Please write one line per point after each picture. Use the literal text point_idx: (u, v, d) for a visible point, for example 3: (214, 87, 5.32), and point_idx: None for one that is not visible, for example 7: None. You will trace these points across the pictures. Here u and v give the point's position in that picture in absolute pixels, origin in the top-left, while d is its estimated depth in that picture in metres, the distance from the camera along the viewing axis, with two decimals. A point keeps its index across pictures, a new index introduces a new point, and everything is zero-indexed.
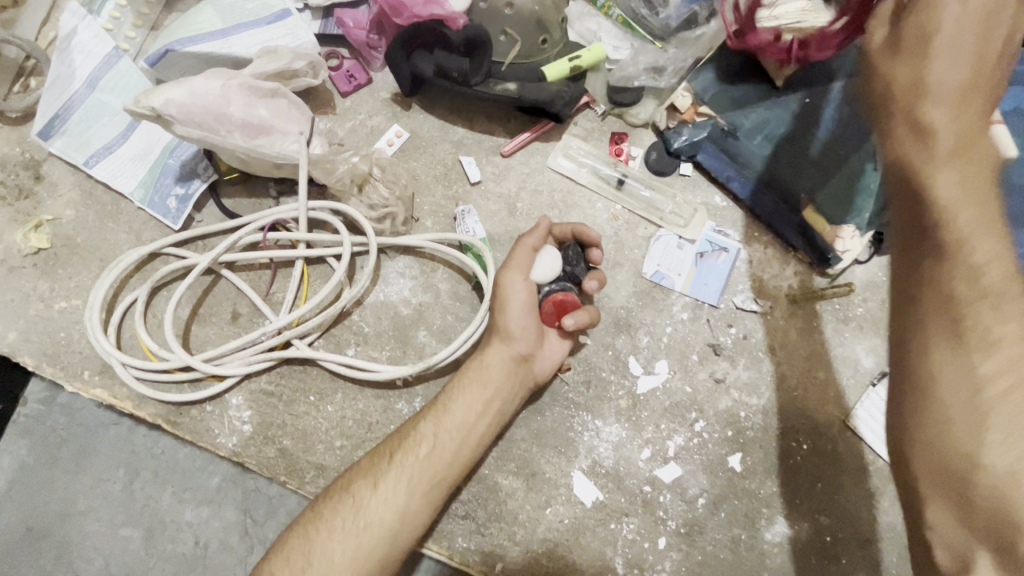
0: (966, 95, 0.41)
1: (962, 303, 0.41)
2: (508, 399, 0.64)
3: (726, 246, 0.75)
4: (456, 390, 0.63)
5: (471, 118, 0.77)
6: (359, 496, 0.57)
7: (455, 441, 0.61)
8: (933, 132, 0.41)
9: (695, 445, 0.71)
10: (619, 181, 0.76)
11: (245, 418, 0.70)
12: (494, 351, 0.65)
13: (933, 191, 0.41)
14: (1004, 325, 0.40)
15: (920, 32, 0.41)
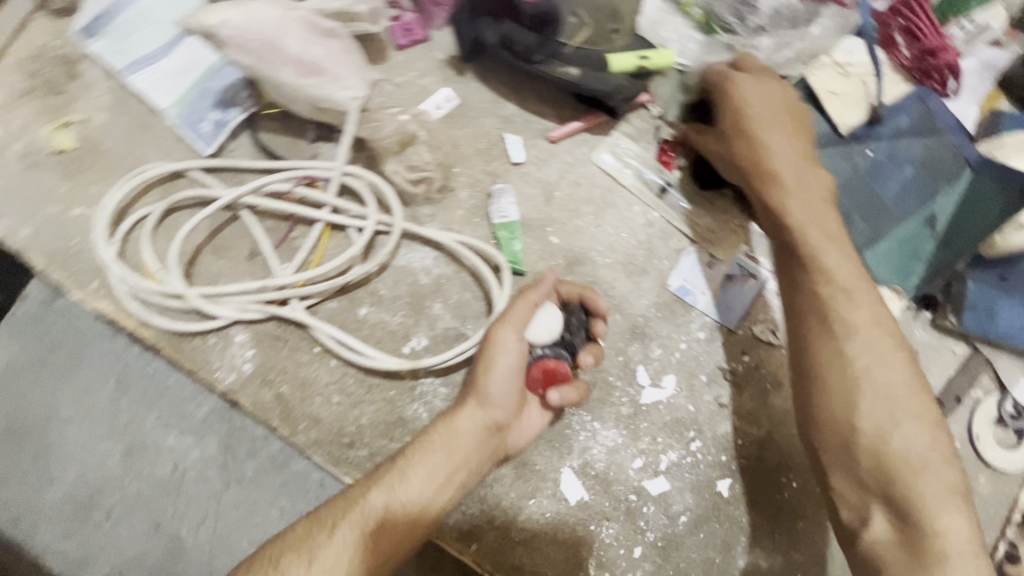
0: (791, 150, 0.64)
1: (827, 303, 0.58)
2: (477, 464, 0.62)
3: (756, 273, 0.74)
4: (413, 461, 0.61)
5: (524, 96, 0.75)
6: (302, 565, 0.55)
7: (409, 514, 0.59)
8: (776, 178, 0.63)
9: (688, 463, 0.71)
10: (661, 189, 0.75)
11: (247, 357, 0.69)
12: (469, 410, 0.62)
13: (786, 218, 0.62)
14: (856, 315, 0.58)
15: (742, 119, 0.65)
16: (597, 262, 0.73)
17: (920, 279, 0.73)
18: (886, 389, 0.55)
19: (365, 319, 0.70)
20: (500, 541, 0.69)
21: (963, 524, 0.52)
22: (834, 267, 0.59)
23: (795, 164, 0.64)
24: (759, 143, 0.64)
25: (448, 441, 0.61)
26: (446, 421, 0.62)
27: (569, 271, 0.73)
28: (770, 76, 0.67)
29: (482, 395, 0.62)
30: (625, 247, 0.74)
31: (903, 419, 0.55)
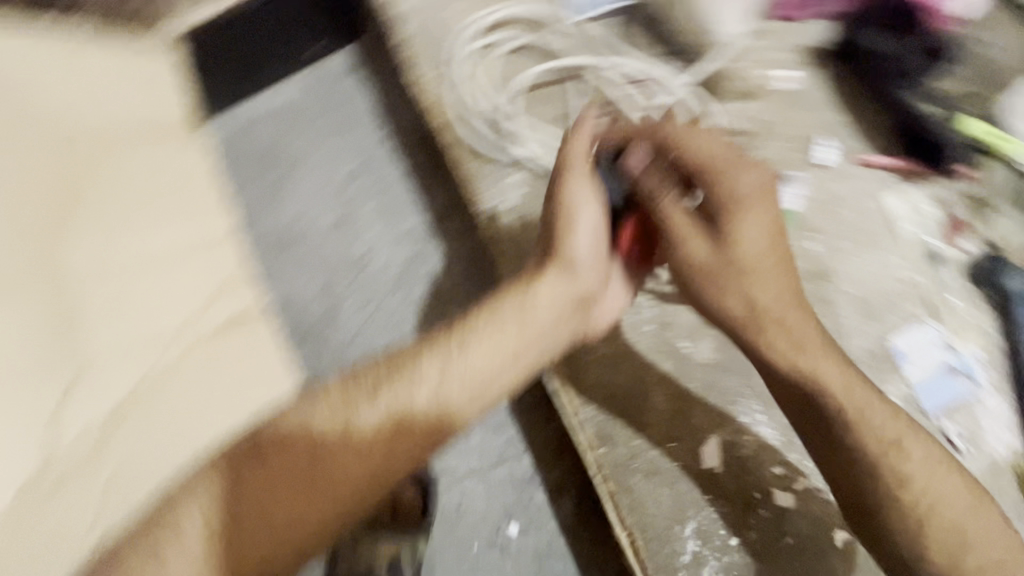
0: (766, 254, 0.57)
1: (913, 488, 0.55)
2: (534, 355, 0.60)
3: (977, 379, 0.73)
4: (421, 379, 0.57)
5: (857, 112, 0.77)
6: (305, 466, 0.54)
7: (418, 426, 0.56)
8: (812, 371, 0.57)
9: (819, 499, 0.72)
10: (931, 258, 0.75)
11: (512, 195, 0.75)
12: (550, 285, 0.59)
13: (767, 349, 0.57)
14: (937, 488, 0.56)
15: (733, 263, 0.56)
16: (836, 287, 0.75)
17: None
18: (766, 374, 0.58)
19: None
20: (627, 459, 0.73)
21: None
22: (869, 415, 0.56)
23: (773, 287, 0.57)
24: (738, 291, 0.57)
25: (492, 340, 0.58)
26: (459, 350, 0.58)
27: (809, 280, 0.75)
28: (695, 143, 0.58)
29: (539, 257, 0.62)
30: (869, 288, 0.75)
31: (939, 480, 0.56)
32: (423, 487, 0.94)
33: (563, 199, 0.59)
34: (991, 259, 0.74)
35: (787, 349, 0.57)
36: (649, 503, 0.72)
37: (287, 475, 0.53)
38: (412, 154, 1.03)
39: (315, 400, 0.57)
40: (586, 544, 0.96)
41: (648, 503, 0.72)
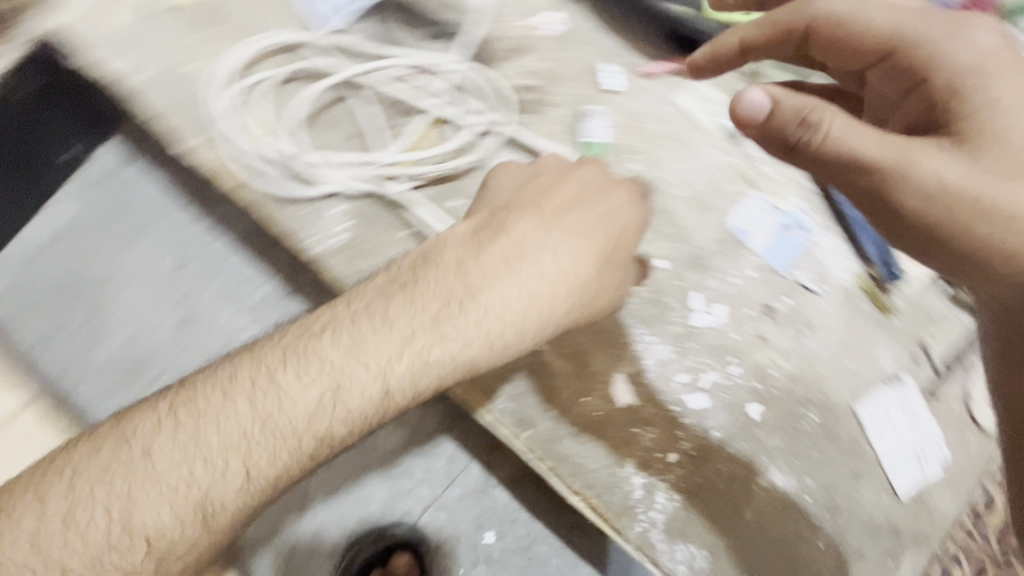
0: (432, 320, 0.62)
1: (529, 221, 0.65)
2: (536, 272, 0.63)
3: (808, 227, 0.82)
4: (534, 217, 0.66)
5: (625, 34, 0.80)
6: (291, 353, 0.62)
7: (454, 299, 0.63)
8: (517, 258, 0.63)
9: (726, 385, 0.78)
10: (733, 136, 0.82)
11: (341, 229, 0.71)
12: (531, 247, 0.64)
13: (315, 358, 0.61)
14: (525, 236, 0.64)
15: (351, 344, 0.62)
16: (669, 194, 0.80)
17: None
18: (545, 271, 0.63)
19: (456, 211, 0.72)
20: (568, 421, 0.75)
21: (938, 160, 0.51)
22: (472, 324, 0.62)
23: (510, 294, 0.62)
24: (506, 250, 0.63)
25: (501, 285, 0.62)
26: (334, 379, 0.61)
27: None
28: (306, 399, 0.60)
29: (376, 338, 0.61)
30: (694, 183, 0.81)
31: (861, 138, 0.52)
32: (415, 544, 0.94)
33: (512, 234, 0.65)
34: None
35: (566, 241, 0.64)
36: (584, 467, 0.75)
37: (241, 402, 0.60)
38: (232, 224, 0.93)
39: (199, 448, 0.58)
40: (570, 520, 0.98)
41: (579, 453, 0.75)
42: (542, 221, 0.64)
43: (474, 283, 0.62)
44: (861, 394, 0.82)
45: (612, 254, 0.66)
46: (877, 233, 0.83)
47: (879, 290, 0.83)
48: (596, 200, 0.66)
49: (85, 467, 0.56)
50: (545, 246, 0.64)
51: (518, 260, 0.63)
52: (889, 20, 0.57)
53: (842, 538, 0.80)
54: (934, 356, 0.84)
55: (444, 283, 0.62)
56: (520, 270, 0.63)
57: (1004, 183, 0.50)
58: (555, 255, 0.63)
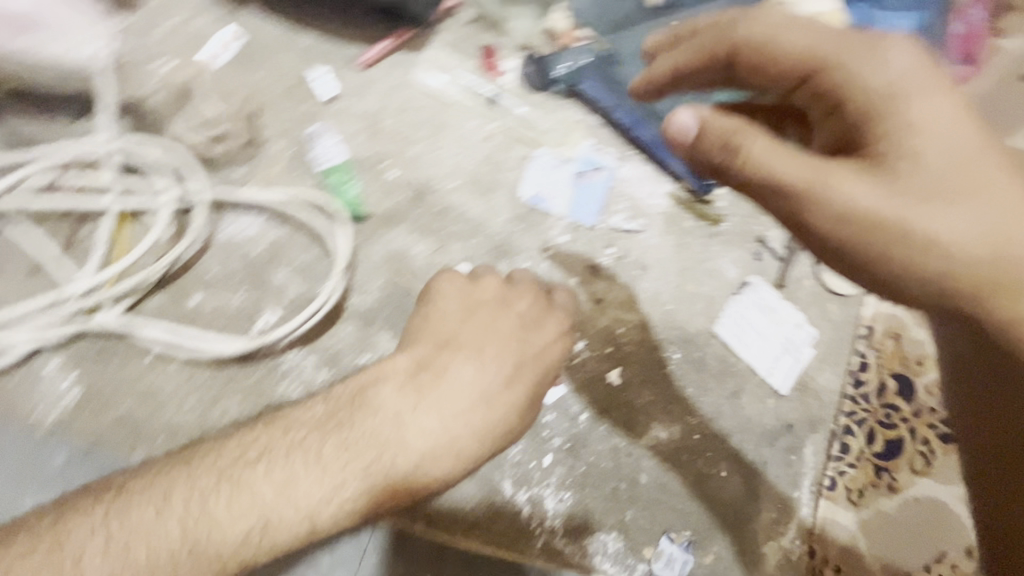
0: (373, 457, 0.52)
1: (448, 351, 0.57)
2: (460, 403, 0.54)
3: (604, 165, 0.74)
4: (472, 352, 0.57)
5: (320, 24, 0.66)
6: (224, 477, 0.51)
7: (377, 451, 0.52)
8: (439, 379, 0.56)
9: (576, 364, 0.73)
10: (491, 98, 0.70)
11: (71, 382, 0.59)
12: (455, 372, 0.56)
13: (265, 460, 0.51)
14: (456, 368, 0.56)
15: (308, 454, 0.52)
16: (444, 188, 0.69)
17: None
18: (468, 389, 0.55)
19: (200, 308, 0.61)
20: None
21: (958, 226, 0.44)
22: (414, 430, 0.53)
23: (431, 433, 0.53)
24: (439, 383, 0.55)
25: (419, 417, 0.53)
26: (275, 488, 0.50)
27: (417, 204, 0.68)
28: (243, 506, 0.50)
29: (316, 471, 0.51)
30: (469, 165, 0.70)
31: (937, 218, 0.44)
32: None
33: (433, 356, 0.57)
34: (530, 60, 0.70)
35: (477, 369, 0.56)
36: (461, 509, 0.70)
37: (173, 523, 0.48)
38: None
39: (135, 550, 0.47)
40: None
41: (451, 499, 0.70)
42: (480, 336, 0.59)
43: (400, 415, 0.53)
44: (716, 312, 0.78)
45: (527, 369, 0.58)
46: (679, 145, 0.74)
47: (698, 203, 0.78)
48: (528, 322, 0.61)
49: (52, 531, 0.48)
50: (472, 363, 0.57)
51: (434, 387, 0.55)
52: (806, 39, 0.46)
53: (743, 457, 0.79)
54: (777, 246, 0.81)
55: (402, 395, 0.54)
56: (447, 402, 0.54)
57: (935, 212, 0.44)
58: (482, 383, 0.56)
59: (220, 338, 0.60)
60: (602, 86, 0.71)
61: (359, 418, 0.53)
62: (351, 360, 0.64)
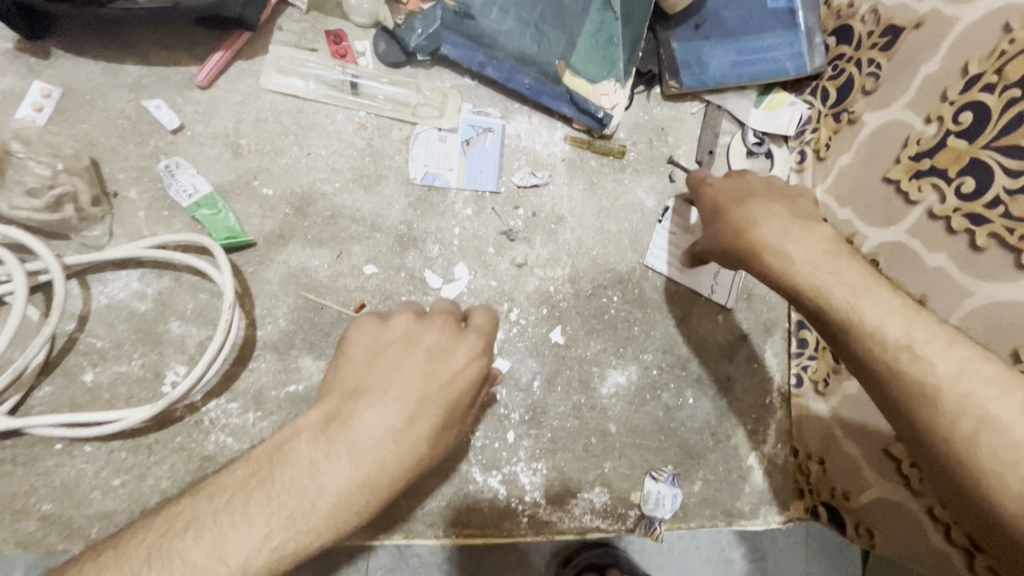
0: (289, 518, 0.39)
1: (357, 393, 0.43)
2: (370, 447, 0.41)
3: (490, 126, 0.71)
4: (378, 397, 0.42)
5: (142, 50, 0.60)
6: (154, 553, 0.39)
7: (297, 500, 0.40)
8: (348, 424, 0.42)
9: (516, 333, 0.70)
10: (351, 85, 0.66)
11: None
12: (364, 417, 0.42)
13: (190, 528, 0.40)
14: (365, 412, 0.42)
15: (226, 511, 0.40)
16: (328, 191, 0.65)
17: (626, 63, 0.71)
18: (377, 433, 0.41)
19: (97, 383, 0.57)
20: None
21: (883, 315, 0.48)
22: (331, 481, 0.40)
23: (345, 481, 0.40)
24: (347, 437, 0.41)
25: (319, 475, 0.40)
26: (201, 546, 0.39)
27: (303, 216, 0.64)
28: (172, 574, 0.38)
29: (233, 527, 0.39)
30: (349, 161, 0.66)
31: (865, 306, 0.49)
32: None
33: (342, 401, 0.43)
34: (385, 35, 0.67)
35: (384, 412, 0.42)
36: (436, 509, 0.67)
37: None
38: None
39: None
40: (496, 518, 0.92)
41: (422, 504, 0.66)
42: (376, 379, 0.43)
43: (304, 472, 0.40)
44: (645, 244, 0.76)
45: (436, 401, 0.43)
46: (561, 86, 0.71)
47: (600, 138, 0.75)
48: (434, 358, 0.44)
49: None
50: (383, 396, 0.42)
51: (339, 437, 0.41)
52: (771, 235, 0.55)
53: (708, 379, 0.78)
54: (689, 163, 0.79)
55: (301, 457, 0.41)
56: (353, 450, 0.41)
57: (864, 305, 0.49)
58: (393, 426, 0.41)
59: (121, 412, 0.54)
60: (464, 46, 0.68)
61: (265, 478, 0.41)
62: (279, 392, 0.61)
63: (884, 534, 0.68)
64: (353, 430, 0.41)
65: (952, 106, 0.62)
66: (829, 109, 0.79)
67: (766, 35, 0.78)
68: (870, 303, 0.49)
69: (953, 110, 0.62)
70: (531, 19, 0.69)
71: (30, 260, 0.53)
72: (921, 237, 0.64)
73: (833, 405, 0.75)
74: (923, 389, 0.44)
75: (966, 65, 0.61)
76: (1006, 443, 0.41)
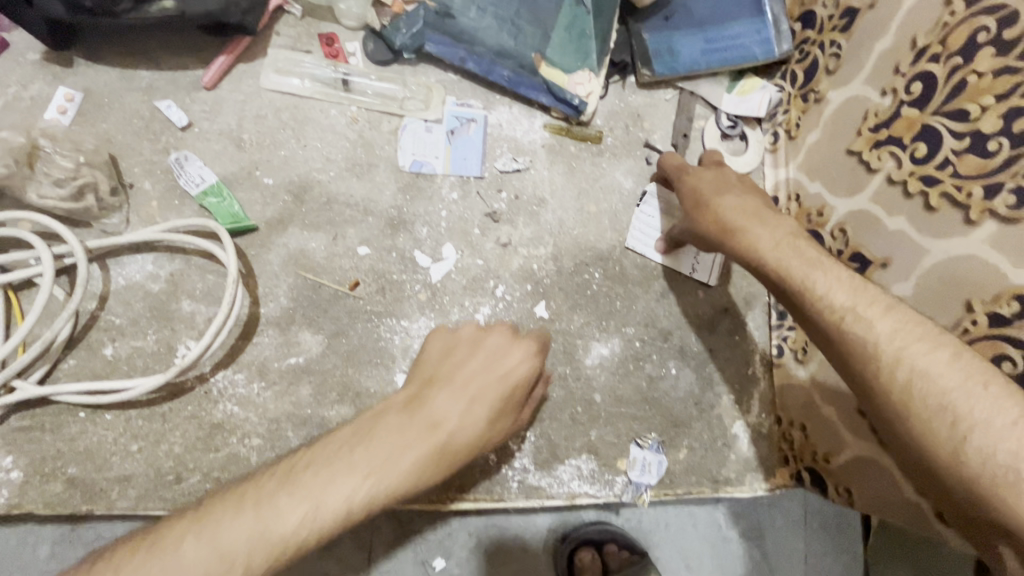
0: (370, 476, 0.43)
1: (439, 379, 0.50)
2: (450, 421, 0.46)
3: (473, 116, 0.76)
4: (457, 381, 0.49)
5: (155, 57, 0.67)
6: (244, 503, 0.42)
7: (381, 462, 0.43)
8: (431, 403, 0.47)
9: (502, 308, 0.74)
10: (343, 82, 0.72)
11: (9, 465, 0.60)
12: (447, 397, 0.48)
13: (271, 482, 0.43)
14: (448, 393, 0.48)
15: (308, 468, 0.43)
16: (324, 180, 0.70)
17: (599, 54, 0.76)
18: (459, 412, 0.47)
19: (116, 356, 0.62)
20: None
21: (833, 286, 0.52)
22: (408, 446, 0.44)
23: (416, 449, 0.44)
24: (433, 412, 0.47)
25: (398, 438, 0.44)
26: (285, 499, 0.42)
27: (301, 202, 0.69)
28: (246, 524, 0.41)
29: (313, 483, 0.42)
30: (342, 151, 0.71)
31: (817, 275, 0.53)
32: None
33: (423, 381, 0.49)
34: (374, 37, 0.73)
35: (466, 396, 0.48)
36: None
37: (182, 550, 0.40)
38: None
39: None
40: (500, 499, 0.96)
41: None
42: (459, 366, 0.50)
43: (386, 437, 0.44)
44: (624, 223, 0.80)
45: (508, 388, 0.50)
46: (538, 76, 0.75)
47: (578, 125, 0.80)
48: (497, 352, 0.52)
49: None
50: (463, 377, 0.49)
51: (423, 410, 0.47)
52: (737, 215, 0.61)
53: (691, 350, 0.81)
54: (665, 146, 0.83)
55: (385, 424, 0.45)
56: (435, 421, 0.46)
57: (816, 276, 0.53)
58: (473, 402, 0.48)
59: (138, 380, 0.59)
60: (446, 43, 0.73)
61: (349, 440, 0.44)
62: (281, 364, 0.66)
63: (861, 491, 0.70)
64: (436, 406, 0.47)
65: (904, 77, 0.65)
66: (798, 90, 0.83)
67: (734, 23, 0.83)
68: (822, 274, 0.53)
69: (905, 81, 0.65)
70: (507, 17, 0.74)
71: (57, 245, 0.59)
72: (882, 203, 0.67)
73: (811, 372, 0.77)
74: (867, 346, 0.48)
75: (914, 38, 0.64)
76: (934, 391, 0.44)
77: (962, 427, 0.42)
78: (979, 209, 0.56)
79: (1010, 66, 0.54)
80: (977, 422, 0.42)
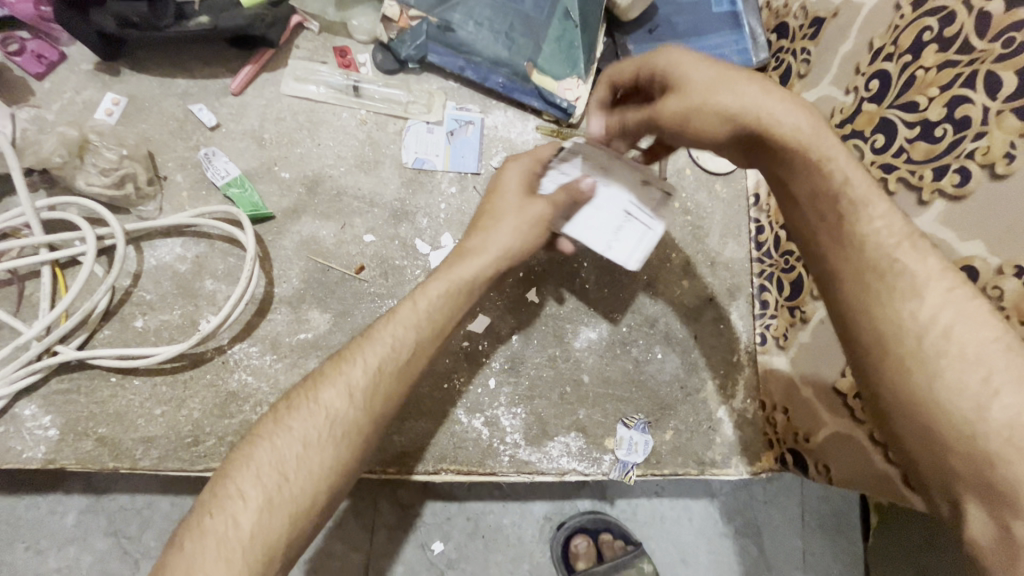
0: (454, 285, 0.61)
1: (478, 222, 0.67)
2: (497, 233, 0.64)
3: (471, 119, 0.83)
4: (494, 212, 0.66)
5: (190, 67, 0.76)
6: (366, 340, 0.57)
7: (455, 274, 0.62)
8: (480, 235, 0.65)
9: (494, 293, 0.80)
10: (354, 88, 0.80)
11: (48, 424, 0.67)
12: (493, 225, 0.65)
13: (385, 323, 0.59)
14: (488, 223, 0.65)
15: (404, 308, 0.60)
16: (335, 175, 0.78)
17: (586, 62, 0.84)
18: (505, 229, 0.64)
19: (146, 328, 0.69)
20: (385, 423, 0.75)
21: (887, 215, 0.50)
22: (473, 260, 0.63)
23: (479, 259, 0.63)
24: (483, 236, 0.65)
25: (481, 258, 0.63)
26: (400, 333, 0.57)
27: (313, 194, 0.77)
28: (379, 345, 0.57)
29: (420, 302, 0.60)
30: (351, 150, 0.79)
31: (876, 202, 0.50)
32: None
33: (472, 229, 0.67)
34: (383, 49, 0.82)
35: (506, 216, 0.65)
36: (427, 446, 0.76)
37: (332, 385, 0.54)
38: None
39: (305, 407, 0.53)
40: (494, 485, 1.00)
41: (414, 439, 0.75)
42: (495, 204, 0.67)
43: (460, 259, 0.63)
44: None
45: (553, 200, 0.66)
46: (530, 83, 0.83)
47: (569, 128, 0.86)
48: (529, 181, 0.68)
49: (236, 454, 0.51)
50: (517, 207, 0.65)
51: (479, 238, 0.65)
52: (738, 103, 0.52)
53: (676, 336, 0.85)
54: None
55: (458, 260, 0.63)
56: (493, 236, 0.64)
57: (870, 203, 0.50)
58: (535, 212, 0.65)
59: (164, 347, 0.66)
60: (446, 53, 0.81)
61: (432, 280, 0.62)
62: (292, 339, 0.73)
63: (839, 469, 0.73)
64: (491, 232, 0.64)
65: (863, 76, 0.71)
66: None
67: (714, 34, 0.90)
68: (882, 203, 0.50)
69: (865, 79, 0.71)
70: (501, 30, 0.82)
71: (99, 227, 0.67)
72: None
73: (791, 357, 0.81)
74: (917, 284, 0.47)
75: (872, 41, 0.70)
76: (972, 342, 0.44)
77: (995, 383, 0.42)
78: (929, 191, 0.61)
79: (951, 61, 0.59)
80: (1004, 383, 0.42)
